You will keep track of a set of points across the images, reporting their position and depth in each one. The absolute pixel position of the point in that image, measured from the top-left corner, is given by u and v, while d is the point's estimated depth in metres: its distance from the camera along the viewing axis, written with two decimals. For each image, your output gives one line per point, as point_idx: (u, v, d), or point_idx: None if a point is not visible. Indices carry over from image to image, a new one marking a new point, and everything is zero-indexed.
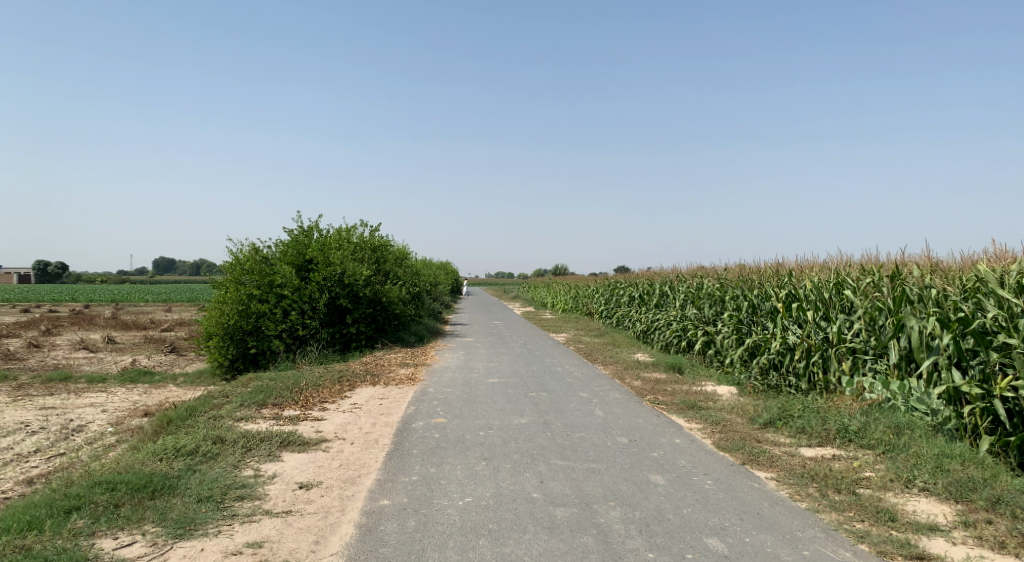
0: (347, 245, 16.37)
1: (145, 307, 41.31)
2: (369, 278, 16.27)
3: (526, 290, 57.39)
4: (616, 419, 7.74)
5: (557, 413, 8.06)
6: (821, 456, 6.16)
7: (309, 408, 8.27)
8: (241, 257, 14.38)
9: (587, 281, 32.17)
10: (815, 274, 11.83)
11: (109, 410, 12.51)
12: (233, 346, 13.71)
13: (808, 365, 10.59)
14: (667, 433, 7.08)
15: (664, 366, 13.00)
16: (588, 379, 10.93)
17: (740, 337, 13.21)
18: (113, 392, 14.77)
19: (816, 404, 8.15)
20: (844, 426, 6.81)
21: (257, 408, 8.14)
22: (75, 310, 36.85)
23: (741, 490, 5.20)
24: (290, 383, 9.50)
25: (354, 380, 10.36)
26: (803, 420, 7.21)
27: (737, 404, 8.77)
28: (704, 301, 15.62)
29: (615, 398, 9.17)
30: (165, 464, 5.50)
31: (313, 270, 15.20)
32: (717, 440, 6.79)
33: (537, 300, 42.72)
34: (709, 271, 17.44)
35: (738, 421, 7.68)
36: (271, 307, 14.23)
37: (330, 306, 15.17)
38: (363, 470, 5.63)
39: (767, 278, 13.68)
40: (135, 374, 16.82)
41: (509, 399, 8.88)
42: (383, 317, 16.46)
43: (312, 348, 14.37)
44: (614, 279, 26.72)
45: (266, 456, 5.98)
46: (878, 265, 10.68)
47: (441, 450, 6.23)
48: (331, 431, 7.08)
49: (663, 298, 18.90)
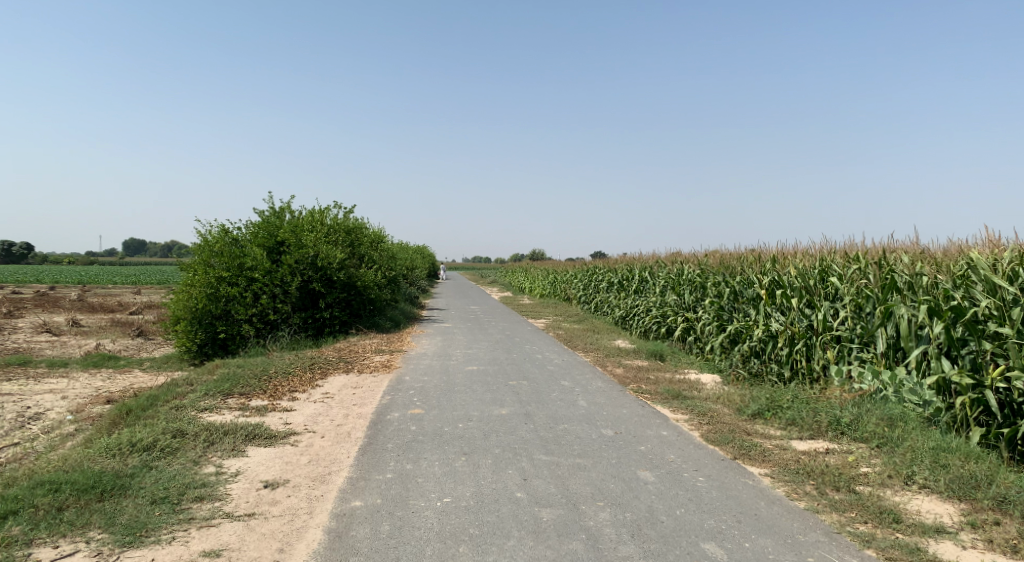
0: (320, 228, 15.87)
1: (112, 289, 39.96)
2: (344, 261, 15.76)
3: (504, 274, 56.96)
4: (600, 409, 7.46)
5: (539, 403, 7.76)
6: (813, 450, 5.94)
7: (278, 398, 7.84)
8: (209, 239, 13.80)
9: (565, 266, 31.92)
10: (798, 261, 11.65)
11: (70, 398, 11.93)
12: (200, 331, 13.11)
13: (792, 353, 10.42)
14: (654, 425, 6.81)
15: (646, 353, 12.77)
16: (569, 366, 10.65)
17: (722, 324, 13.01)
18: (75, 377, 14.13)
19: (804, 395, 7.95)
20: (836, 418, 6.61)
21: (223, 398, 7.69)
22: (38, 291, 35.60)
23: (734, 488, 4.95)
24: (258, 371, 9.05)
25: (326, 367, 9.96)
26: (792, 412, 7.00)
27: (723, 394, 8.54)
28: (684, 287, 15.40)
29: (597, 387, 8.89)
30: (118, 460, 5.07)
31: (285, 252, 14.70)
32: (706, 432, 6.54)
33: (515, 284, 42.40)
34: (689, 256, 17.25)
35: (725, 412, 7.45)
36: (241, 290, 13.65)
37: (302, 290, 14.69)
38: (334, 467, 5.26)
39: (749, 264, 13.49)
40: (99, 359, 16.17)
41: (488, 388, 8.55)
42: (357, 302, 16.04)
43: (284, 333, 13.91)
44: (593, 264, 26.46)
45: (230, 451, 5.58)
46: (863, 252, 10.50)
47: (417, 445, 5.87)
48: (301, 423, 6.69)
49: (643, 284, 18.66)
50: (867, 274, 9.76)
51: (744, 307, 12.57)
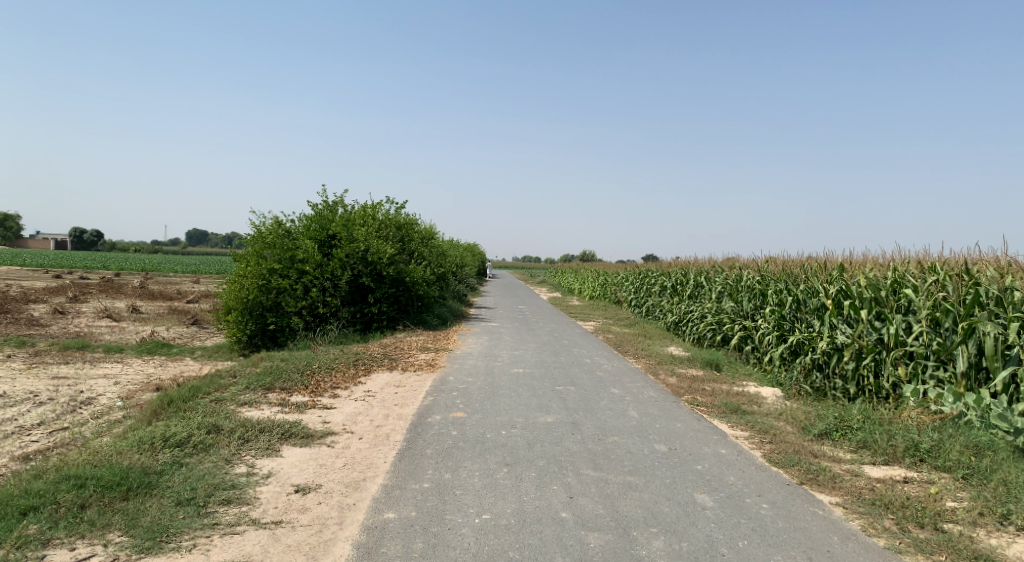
0: (372, 222, 15.78)
1: (172, 278, 41.10)
2: (393, 256, 15.62)
3: (553, 275, 56.35)
4: (652, 422, 7.01)
5: (587, 411, 7.35)
6: (890, 479, 5.36)
7: (318, 394, 7.66)
8: (263, 231, 13.90)
9: (616, 268, 31.26)
10: (869, 269, 10.89)
11: (122, 383, 12.10)
12: (251, 322, 13.24)
13: (858, 369, 9.71)
14: (710, 442, 6.33)
15: (701, 362, 12.20)
16: (619, 373, 10.18)
17: (782, 335, 12.31)
18: (129, 363, 14.42)
19: (878, 416, 7.30)
20: (915, 443, 5.98)
21: (264, 393, 7.55)
22: (104, 278, 36.96)
23: (803, 519, 4.45)
24: (302, 365, 8.92)
25: (370, 364, 9.78)
26: (864, 434, 6.40)
27: (785, 410, 7.95)
28: (742, 294, 14.70)
29: (649, 397, 8.41)
30: (150, 456, 4.93)
31: (336, 246, 14.62)
32: (767, 453, 6.03)
33: (565, 286, 41.74)
34: (748, 262, 16.51)
35: (789, 431, 6.89)
36: (292, 283, 13.72)
37: (352, 284, 14.60)
38: (370, 473, 4.99)
39: (813, 272, 12.75)
40: (153, 346, 16.50)
41: (534, 393, 8.18)
42: (406, 298, 15.88)
43: (332, 327, 13.84)
44: (645, 267, 25.72)
45: (264, 450, 5.38)
46: (944, 262, 9.68)
47: (458, 452, 5.56)
48: (340, 423, 6.46)
49: (698, 289, 17.96)
50: (947, 287, 9.00)
51: (807, 317, 11.85)
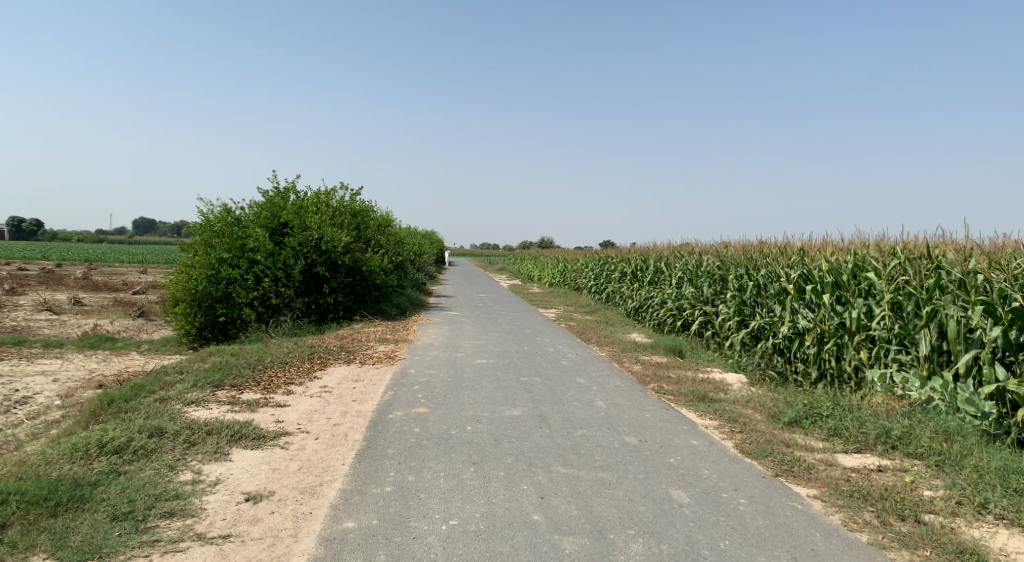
0: (326, 210, 15.24)
1: (117, 268, 39.40)
2: (349, 244, 15.13)
3: (512, 262, 56.09)
4: (621, 413, 6.83)
5: (553, 403, 7.13)
6: (864, 468, 5.29)
7: (271, 391, 7.24)
8: (211, 219, 13.26)
9: (574, 254, 31.22)
10: (829, 253, 10.92)
11: (61, 381, 11.40)
12: (200, 314, 12.70)
13: (821, 353, 9.75)
14: (682, 433, 6.18)
15: (665, 349, 12.13)
16: (584, 362, 10.00)
17: (743, 319, 12.34)
18: (70, 359, 13.63)
19: (846, 402, 7.27)
20: (886, 430, 5.93)
21: (212, 391, 7.11)
22: (46, 269, 35.03)
23: (783, 515, 4.32)
24: (253, 360, 8.47)
25: (326, 357, 9.37)
26: (835, 421, 6.34)
27: (753, 397, 7.88)
28: (702, 279, 14.70)
29: (616, 386, 8.25)
30: (84, 464, 4.50)
31: (289, 234, 14.07)
32: (740, 443, 5.90)
33: (524, 273, 41.51)
34: (707, 247, 16.52)
35: (759, 419, 6.80)
36: (243, 273, 13.13)
37: (306, 274, 14.08)
38: (327, 477, 4.66)
39: (773, 257, 12.76)
40: (96, 340, 15.65)
41: (499, 385, 7.92)
42: (363, 287, 15.43)
43: (286, 318, 13.35)
44: (605, 253, 25.65)
45: (212, 454, 4.99)
46: (903, 246, 9.75)
47: (421, 451, 5.27)
48: (294, 422, 6.10)
49: (658, 275, 17.93)
50: (908, 271, 9.06)
51: (767, 302, 11.87)
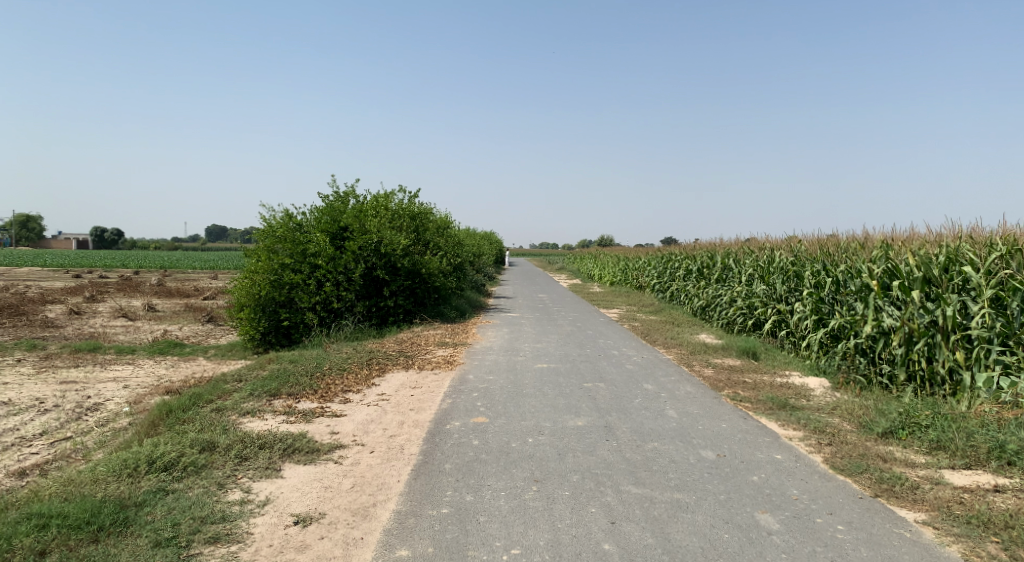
0: (385, 213, 15.17)
1: (190, 275, 40.73)
2: (408, 247, 15.01)
3: (572, 261, 55.28)
4: (694, 423, 6.32)
5: (620, 412, 6.68)
6: (977, 488, 4.58)
7: (328, 400, 7.06)
8: (274, 224, 13.37)
9: (636, 252, 30.42)
10: (917, 244, 10.05)
11: (131, 387, 11.64)
12: (265, 319, 12.72)
13: (910, 354, 8.92)
14: (763, 446, 5.61)
15: (737, 351, 11.46)
16: (651, 366, 9.49)
17: (821, 318, 11.53)
18: (141, 365, 14.00)
19: (948, 410, 6.52)
20: (1000, 443, 5.14)
21: (269, 400, 6.99)
22: (124, 276, 36.71)
23: (891, 545, 3.77)
24: (311, 367, 8.35)
25: (385, 363, 9.19)
26: (936, 432, 5.62)
27: (839, 404, 7.20)
28: (775, 277, 13.88)
29: (686, 393, 7.72)
30: (132, 484, 4.40)
31: (349, 238, 14.03)
32: (830, 458, 5.30)
33: (584, 272, 40.82)
34: (779, 243, 15.66)
35: (849, 430, 6.14)
36: (305, 278, 13.16)
37: (366, 277, 14.03)
38: (381, 496, 4.41)
39: (852, 251, 11.92)
40: (166, 346, 16.07)
41: (561, 392, 7.52)
42: (423, 290, 15.28)
43: (348, 322, 13.30)
44: (668, 250, 24.81)
45: (262, 471, 4.81)
46: (1004, 236, 8.84)
47: (479, 466, 4.94)
48: (349, 433, 5.87)
49: (726, 272, 17.12)
50: (1011, 264, 8.21)
51: (848, 299, 11.04)
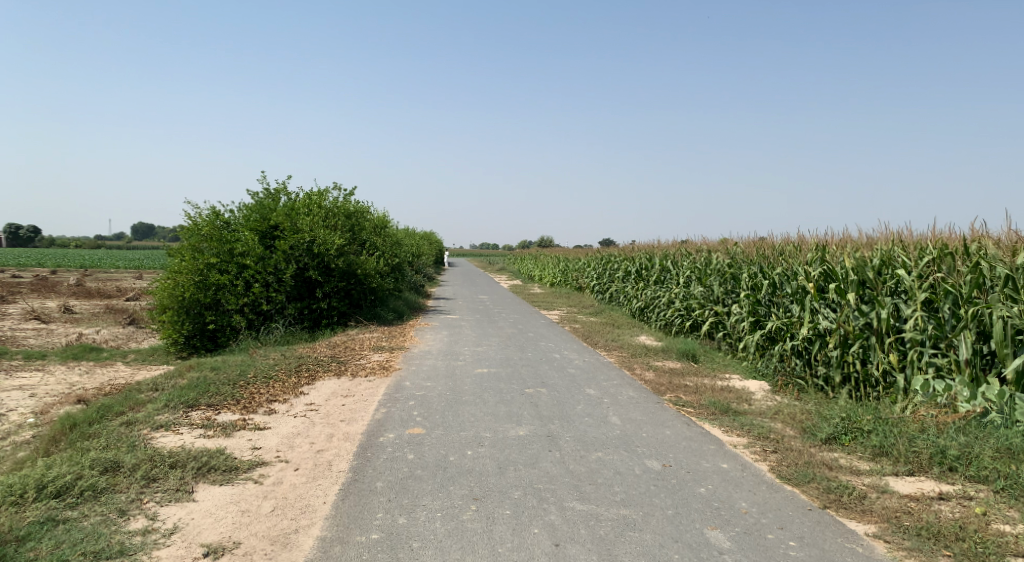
0: (318, 211, 14.56)
1: (112, 275, 38.53)
2: (343, 247, 14.44)
3: (513, 261, 55.19)
4: (638, 431, 6.14)
5: (563, 420, 6.44)
6: (922, 495, 4.54)
7: (251, 411, 6.55)
8: (199, 222, 12.60)
9: (576, 253, 30.51)
10: (849, 247, 10.24)
11: (37, 395, 10.69)
12: (189, 322, 11.94)
13: (845, 356, 9.04)
14: (709, 455, 5.47)
15: (677, 353, 11.44)
16: (593, 370, 9.32)
17: (757, 320, 11.64)
18: (50, 372, 12.94)
19: (887, 413, 6.56)
20: (942, 448, 5.16)
21: (185, 412, 6.43)
22: (38, 276, 34.40)
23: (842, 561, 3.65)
24: (235, 375, 7.79)
25: (315, 369, 8.68)
26: (878, 438, 5.60)
27: (780, 409, 7.18)
28: (712, 278, 13.99)
29: (629, 398, 7.56)
30: (15, 514, 3.85)
31: (280, 237, 13.37)
32: (776, 466, 5.19)
33: (524, 272, 40.84)
34: (715, 245, 15.85)
35: (793, 436, 6.09)
36: (232, 278, 12.48)
37: (298, 278, 13.40)
38: (305, 521, 4.01)
39: (786, 253, 12.11)
40: (80, 351, 14.95)
41: (502, 399, 7.23)
42: (358, 292, 14.74)
43: (278, 325, 12.66)
44: (607, 252, 24.92)
45: (172, 494, 4.32)
46: (933, 240, 9.08)
47: (415, 484, 4.59)
48: (273, 448, 5.41)
49: (664, 274, 17.21)
50: (941, 267, 8.42)
51: (784, 302, 11.17)
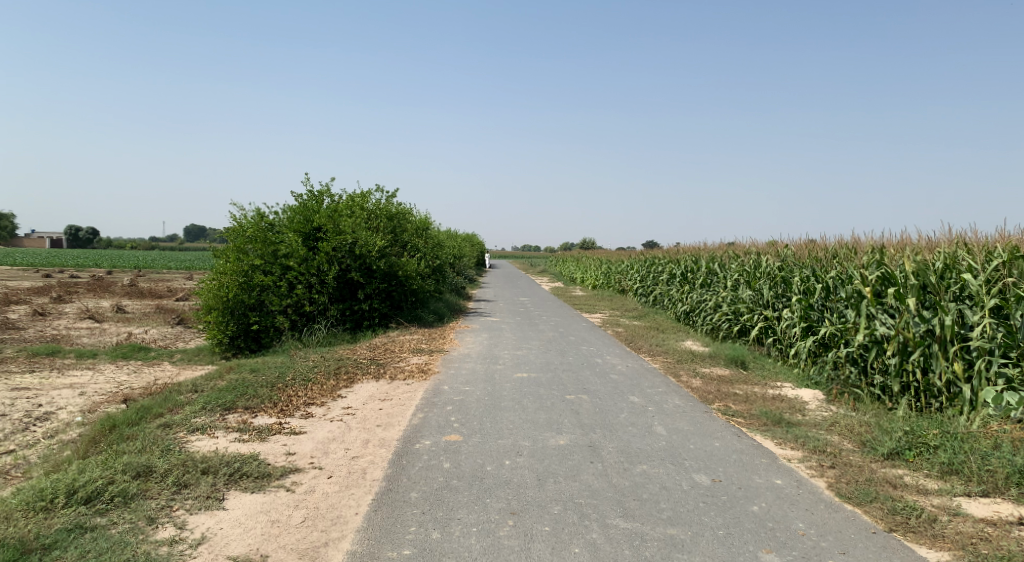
0: (360, 213, 14.57)
1: (163, 276, 39.60)
2: (384, 248, 14.42)
3: (553, 263, 54.83)
4: (685, 442, 5.83)
5: (605, 429, 6.17)
6: (1001, 519, 4.13)
7: (287, 415, 6.47)
8: (244, 224, 12.72)
9: (619, 256, 30.00)
10: (910, 249, 9.67)
11: (87, 393, 10.91)
12: (233, 322, 12.05)
13: (904, 364, 8.50)
14: (762, 470, 5.13)
15: (725, 359, 11.03)
16: (637, 376, 8.99)
17: (810, 326, 11.14)
18: (101, 370, 13.24)
19: (956, 427, 6.09)
20: (1021, 468, 4.70)
21: (223, 415, 6.39)
22: (94, 276, 35.57)
23: None
24: (273, 377, 7.75)
25: (354, 372, 8.60)
26: (948, 454, 5.16)
27: (838, 420, 6.76)
28: (762, 282, 13.48)
29: (675, 407, 7.24)
30: (44, 521, 3.81)
31: (322, 238, 13.41)
32: (835, 483, 4.82)
33: (566, 275, 40.46)
34: (766, 247, 15.29)
35: (852, 450, 5.68)
36: (276, 279, 12.57)
37: (340, 280, 13.42)
38: (334, 533, 3.86)
39: (841, 255, 11.54)
40: (130, 350, 15.27)
41: (542, 406, 6.99)
42: (399, 294, 14.69)
43: (321, 326, 12.69)
44: (651, 254, 24.37)
45: (202, 501, 4.23)
46: (1003, 242, 8.47)
47: (450, 495, 4.40)
48: (308, 454, 5.30)
49: (711, 277, 16.70)
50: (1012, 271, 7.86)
51: (838, 307, 10.64)
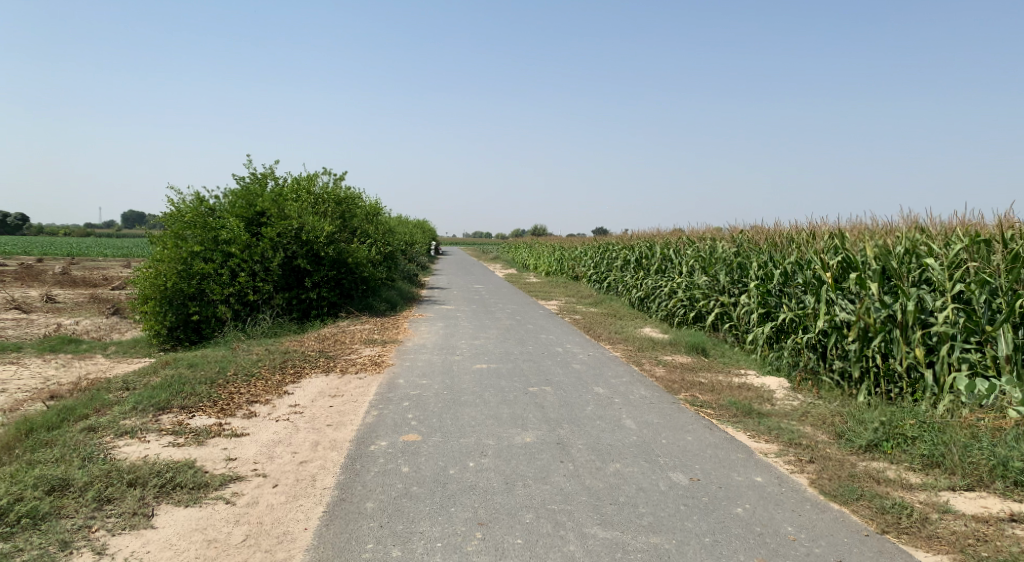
0: (306, 197, 13.85)
1: (98, 263, 37.62)
2: (333, 234, 13.77)
3: (506, 250, 54.56)
4: (657, 437, 5.55)
5: (573, 424, 5.84)
6: (992, 516, 3.97)
7: (228, 415, 5.92)
8: (182, 208, 11.91)
9: (572, 242, 29.85)
10: (868, 234, 9.62)
11: (7, 390, 10.03)
12: (171, 313, 11.28)
13: (864, 350, 8.42)
14: (740, 466, 4.88)
15: (685, 346, 10.86)
16: (599, 365, 8.71)
17: (767, 311, 11.06)
18: (25, 364, 12.23)
19: (930, 416, 5.98)
20: (1005, 460, 4.57)
21: (155, 416, 5.80)
22: (21, 263, 33.42)
23: None
24: (213, 373, 7.15)
25: (302, 365, 8.05)
26: (928, 446, 5.01)
27: (807, 410, 6.61)
28: (717, 267, 13.40)
29: (642, 398, 6.98)
30: None
31: (266, 224, 12.67)
32: (817, 479, 4.61)
33: (519, 262, 40.18)
34: (720, 233, 15.25)
35: (828, 443, 5.50)
36: (217, 267, 11.78)
37: (286, 267, 12.73)
38: (280, 555, 3.41)
39: (797, 240, 11.48)
40: (58, 343, 14.22)
41: (504, 400, 6.62)
42: (349, 282, 14.08)
43: (266, 316, 12.01)
44: (605, 240, 24.25)
45: (126, 520, 3.71)
46: (962, 227, 8.45)
47: (411, 505, 3.99)
48: (250, 460, 4.80)
49: (666, 263, 16.57)
50: (972, 255, 7.83)
51: (795, 291, 10.57)
